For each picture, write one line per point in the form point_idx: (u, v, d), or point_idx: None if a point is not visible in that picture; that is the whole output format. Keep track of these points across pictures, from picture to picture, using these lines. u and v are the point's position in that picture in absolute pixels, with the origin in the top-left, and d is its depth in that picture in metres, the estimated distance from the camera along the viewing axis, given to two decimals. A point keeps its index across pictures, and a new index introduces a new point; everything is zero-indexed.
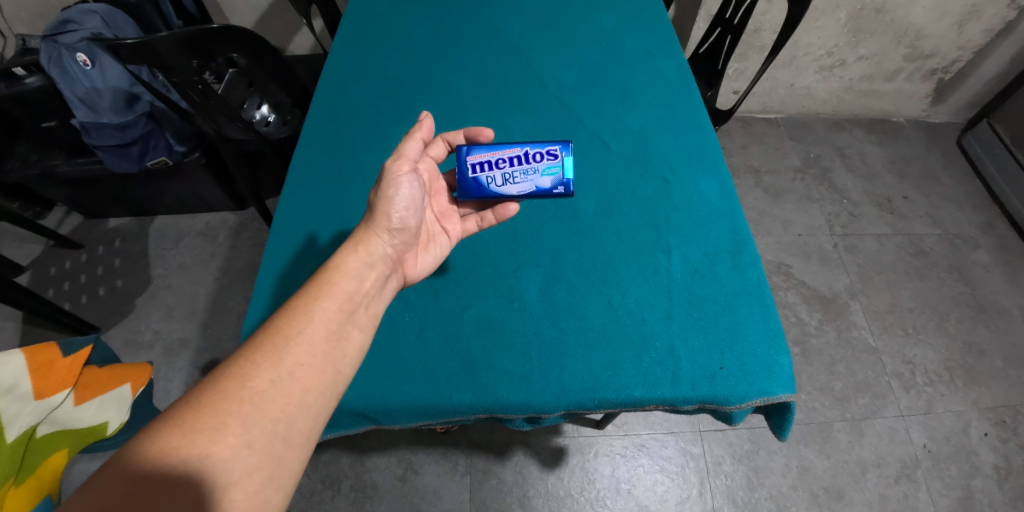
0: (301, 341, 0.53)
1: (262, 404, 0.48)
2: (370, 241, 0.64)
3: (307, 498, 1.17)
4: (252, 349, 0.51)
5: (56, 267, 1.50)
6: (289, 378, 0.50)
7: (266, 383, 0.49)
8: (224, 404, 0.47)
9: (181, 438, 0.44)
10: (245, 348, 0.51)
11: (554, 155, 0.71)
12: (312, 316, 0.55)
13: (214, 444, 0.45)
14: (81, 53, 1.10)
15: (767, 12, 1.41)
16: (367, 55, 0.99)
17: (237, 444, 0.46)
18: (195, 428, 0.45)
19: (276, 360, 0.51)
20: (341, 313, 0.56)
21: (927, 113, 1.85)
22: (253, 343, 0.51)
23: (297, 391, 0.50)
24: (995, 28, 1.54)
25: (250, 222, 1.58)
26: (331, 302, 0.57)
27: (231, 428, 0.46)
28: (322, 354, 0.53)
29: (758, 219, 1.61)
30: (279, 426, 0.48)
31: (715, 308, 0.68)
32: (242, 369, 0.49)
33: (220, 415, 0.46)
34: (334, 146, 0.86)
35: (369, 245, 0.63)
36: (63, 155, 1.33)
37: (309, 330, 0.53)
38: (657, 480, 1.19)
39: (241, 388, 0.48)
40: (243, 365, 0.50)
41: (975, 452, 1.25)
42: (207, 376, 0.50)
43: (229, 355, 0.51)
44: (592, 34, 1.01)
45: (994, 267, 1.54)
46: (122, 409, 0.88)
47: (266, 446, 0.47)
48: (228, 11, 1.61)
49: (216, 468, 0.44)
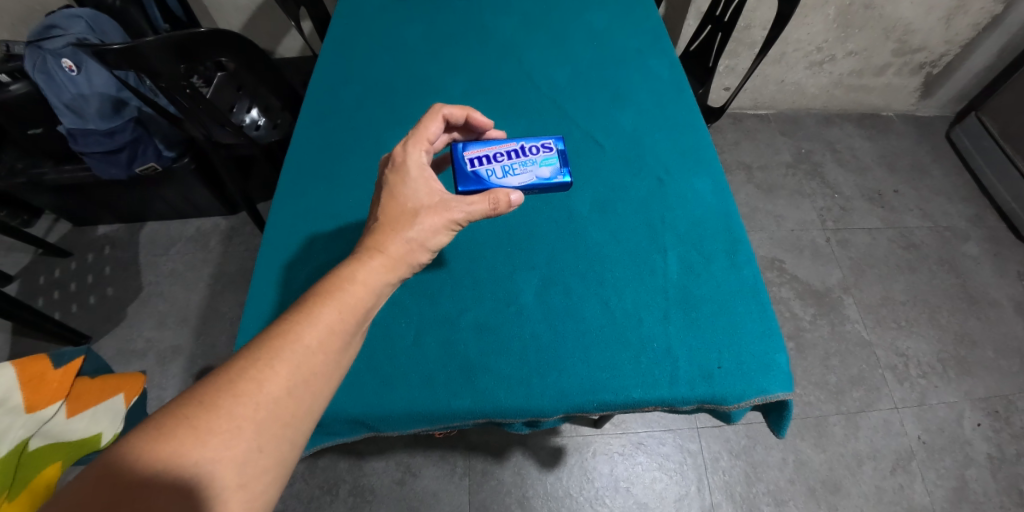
0: (319, 351, 0.48)
1: (276, 411, 0.45)
2: (398, 251, 0.56)
3: (304, 503, 1.16)
4: (268, 352, 0.46)
5: (45, 276, 1.48)
6: (303, 386, 0.47)
7: (281, 390, 0.45)
8: (238, 408, 0.43)
9: (193, 442, 0.41)
10: (261, 350, 0.46)
11: (549, 148, 0.76)
12: (330, 324, 0.50)
13: (226, 447, 0.42)
14: (66, 59, 1.08)
15: (757, 9, 1.43)
16: (357, 58, 0.98)
17: (250, 448, 0.43)
18: (207, 430, 0.42)
19: (294, 367, 0.46)
20: (357, 322, 0.52)
21: (916, 107, 1.87)
22: (268, 347, 0.47)
23: (309, 399, 0.47)
24: (982, 22, 1.55)
25: (242, 226, 1.57)
26: (350, 310, 0.51)
27: (244, 432, 0.43)
28: (335, 362, 0.50)
29: (750, 215, 1.62)
30: (288, 431, 0.46)
31: (713, 307, 0.68)
32: (257, 372, 0.45)
33: (234, 419, 0.43)
34: (325, 149, 0.85)
35: (397, 255, 0.56)
36: (51, 163, 1.31)
37: (329, 337, 0.49)
38: (655, 477, 1.20)
39: (257, 393, 0.44)
40: (257, 366, 0.46)
41: (968, 442, 1.27)
42: (217, 370, 0.45)
43: (243, 353, 0.46)
44: (584, 34, 1.01)
45: (983, 258, 1.55)
46: (116, 420, 0.85)
47: (276, 450, 0.44)
48: (216, 14, 1.59)
49: (226, 472, 0.41)
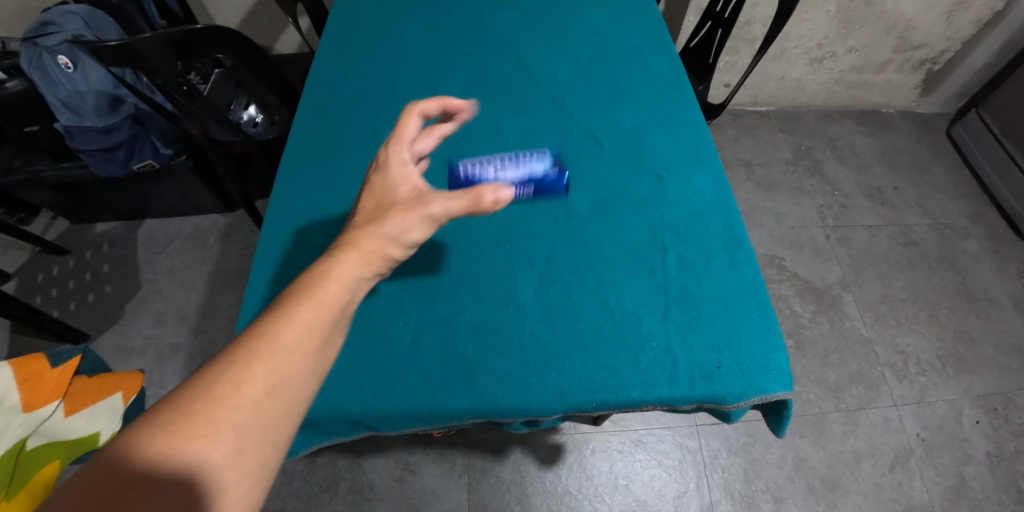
0: (301, 347, 0.43)
1: (256, 413, 0.40)
2: (375, 245, 0.51)
3: (304, 501, 1.16)
4: (246, 351, 0.42)
5: (43, 274, 1.48)
6: (285, 384, 0.42)
7: (260, 391, 0.41)
8: (214, 411, 0.39)
9: (169, 449, 0.37)
10: (239, 349, 0.42)
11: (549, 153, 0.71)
12: (309, 319, 0.45)
13: (203, 453, 0.37)
14: (62, 55, 1.07)
15: (757, 5, 1.42)
16: (354, 54, 0.97)
17: (228, 453, 0.38)
18: (181, 436, 0.37)
19: (274, 365, 0.42)
20: (340, 318, 0.47)
21: (916, 104, 1.86)
22: (246, 344, 0.42)
23: (292, 398, 0.43)
24: (983, 18, 1.54)
25: (240, 224, 1.57)
26: (330, 305, 0.46)
27: (221, 437, 0.38)
28: (319, 358, 0.45)
29: (750, 212, 1.62)
30: (271, 432, 0.41)
31: (712, 306, 0.68)
32: (233, 372, 0.41)
33: (210, 424, 0.38)
34: (323, 147, 0.84)
35: (373, 250, 0.51)
36: (48, 160, 1.30)
37: (310, 332, 0.44)
38: (654, 475, 1.20)
39: (233, 394, 0.40)
40: (234, 366, 0.41)
41: (967, 439, 1.27)
42: (193, 373, 0.41)
43: (219, 354, 0.42)
44: (583, 30, 1.00)
45: (983, 256, 1.55)
46: (114, 418, 0.86)
47: (258, 454, 0.40)
48: (213, 10, 1.58)
49: (205, 480, 0.37)
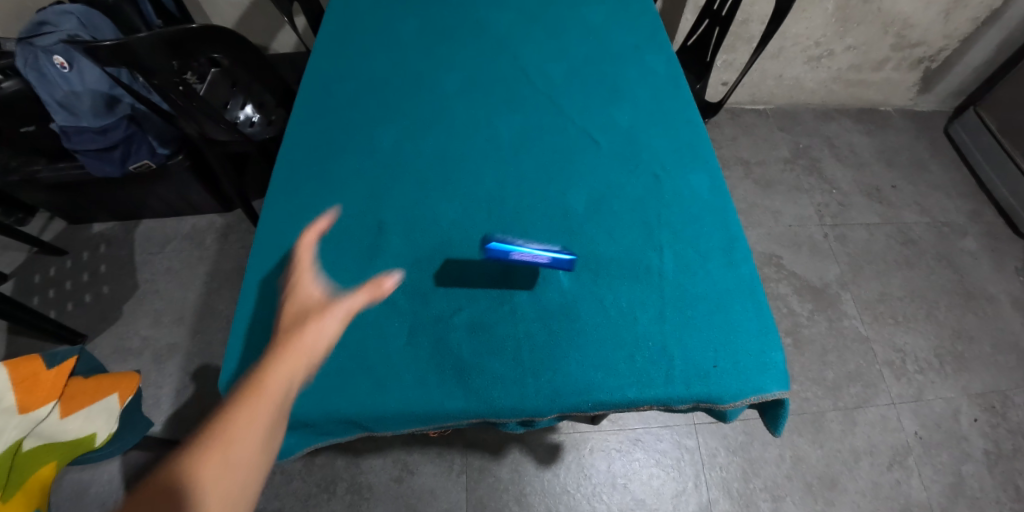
0: (249, 424, 0.56)
1: (220, 481, 0.52)
2: (300, 345, 0.63)
3: (302, 501, 1.16)
4: (205, 436, 0.54)
5: (40, 275, 1.47)
6: (241, 458, 0.54)
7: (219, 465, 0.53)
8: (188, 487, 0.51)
9: None
10: (199, 436, 0.54)
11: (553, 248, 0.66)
12: (254, 409, 0.57)
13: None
14: (57, 56, 1.06)
15: (755, 4, 1.42)
16: (349, 53, 0.97)
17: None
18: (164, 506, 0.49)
19: (229, 443, 0.54)
20: (280, 402, 0.59)
21: (914, 102, 1.86)
22: (206, 432, 0.54)
23: (249, 467, 0.54)
24: (981, 16, 1.54)
25: (237, 224, 1.56)
26: (269, 397, 0.59)
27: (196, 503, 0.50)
28: (268, 432, 0.57)
29: (748, 211, 1.62)
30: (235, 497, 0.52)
31: (709, 305, 0.68)
32: (200, 455, 0.53)
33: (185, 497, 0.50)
34: (318, 146, 0.84)
35: (299, 349, 0.63)
36: (44, 160, 1.30)
37: (256, 415, 0.57)
38: (652, 474, 1.20)
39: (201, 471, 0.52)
40: (198, 453, 0.53)
41: (965, 437, 1.27)
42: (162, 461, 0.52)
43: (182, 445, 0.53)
44: (581, 29, 1.00)
45: (981, 254, 1.55)
46: (110, 420, 0.86)
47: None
48: (210, 10, 1.57)
49: None
